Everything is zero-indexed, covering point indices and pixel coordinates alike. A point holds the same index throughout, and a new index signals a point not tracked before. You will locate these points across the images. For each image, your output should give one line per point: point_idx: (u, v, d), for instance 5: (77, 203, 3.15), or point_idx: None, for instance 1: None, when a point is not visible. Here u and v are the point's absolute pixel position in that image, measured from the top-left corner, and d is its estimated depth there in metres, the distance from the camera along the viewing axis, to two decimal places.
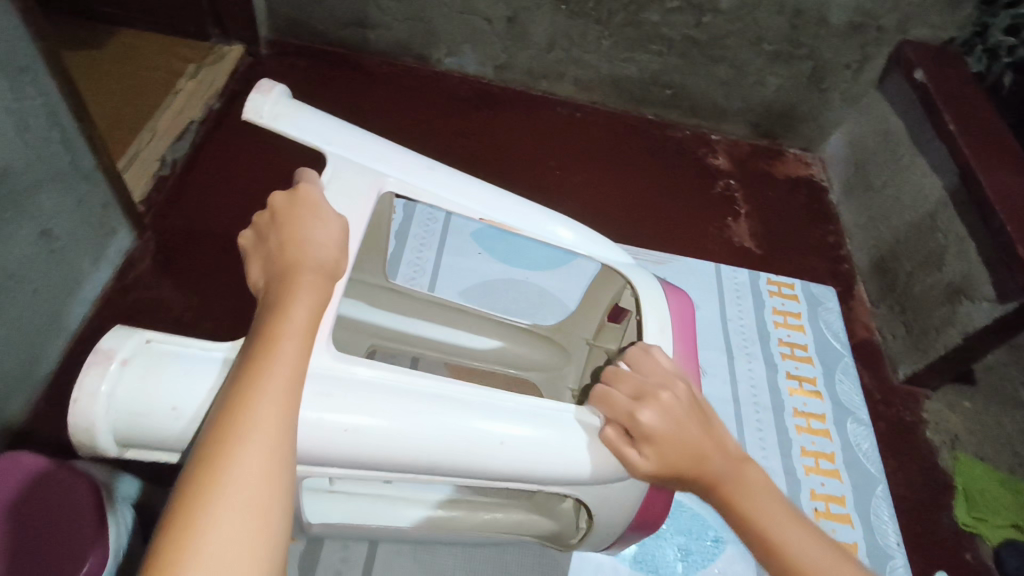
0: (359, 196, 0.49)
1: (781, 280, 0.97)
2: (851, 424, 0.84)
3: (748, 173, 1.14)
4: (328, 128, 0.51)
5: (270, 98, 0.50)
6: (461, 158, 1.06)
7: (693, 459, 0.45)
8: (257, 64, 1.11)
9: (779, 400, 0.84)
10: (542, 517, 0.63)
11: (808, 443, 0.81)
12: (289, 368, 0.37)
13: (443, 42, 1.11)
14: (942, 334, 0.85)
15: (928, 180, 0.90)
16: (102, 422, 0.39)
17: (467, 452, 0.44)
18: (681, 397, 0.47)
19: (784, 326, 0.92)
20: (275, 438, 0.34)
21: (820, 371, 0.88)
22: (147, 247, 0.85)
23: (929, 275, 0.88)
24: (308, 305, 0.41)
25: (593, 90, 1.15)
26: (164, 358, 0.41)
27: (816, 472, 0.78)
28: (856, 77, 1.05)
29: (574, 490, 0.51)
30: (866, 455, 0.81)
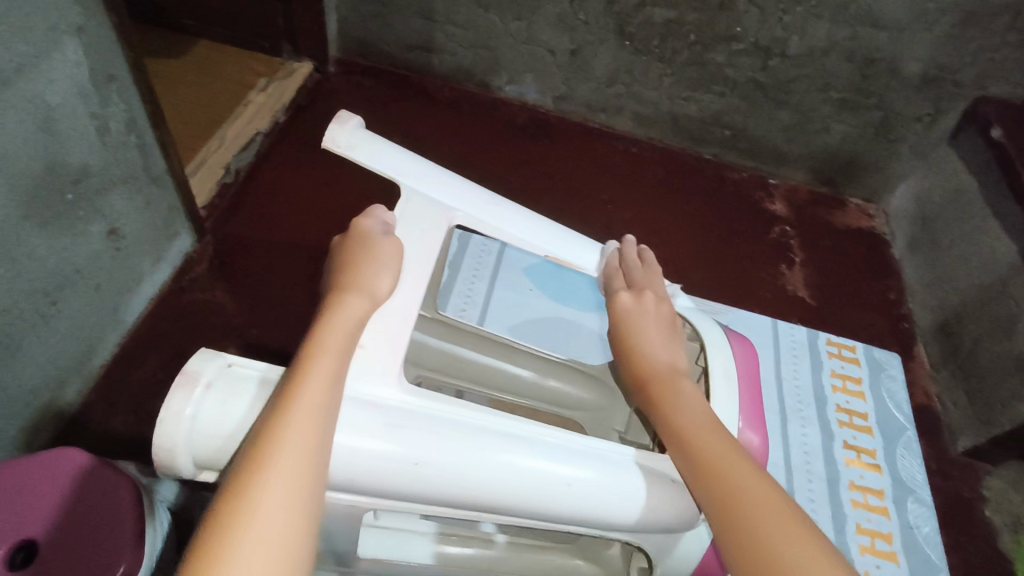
0: (427, 229, 0.50)
1: (841, 342, 0.93)
2: (912, 504, 0.80)
3: (808, 221, 1.11)
4: (399, 159, 0.52)
5: (347, 130, 0.52)
6: (514, 187, 1.06)
7: (648, 355, 0.50)
8: (323, 80, 1.14)
9: (835, 471, 0.80)
10: (589, 562, 0.62)
11: (864, 519, 0.77)
12: (320, 399, 0.37)
13: (505, 70, 1.13)
14: (1008, 407, 0.81)
15: (1001, 244, 0.85)
16: (184, 446, 0.38)
17: (526, 491, 0.41)
18: (658, 305, 0.53)
19: (843, 391, 0.88)
20: (311, 449, 0.35)
21: (881, 443, 0.84)
22: (205, 251, 0.88)
23: (997, 343, 0.83)
24: (345, 337, 0.41)
25: (652, 126, 1.14)
26: (242, 382, 0.40)
27: (872, 552, 0.75)
28: (926, 131, 1.01)
29: (635, 536, 0.50)
30: (929, 540, 0.77)
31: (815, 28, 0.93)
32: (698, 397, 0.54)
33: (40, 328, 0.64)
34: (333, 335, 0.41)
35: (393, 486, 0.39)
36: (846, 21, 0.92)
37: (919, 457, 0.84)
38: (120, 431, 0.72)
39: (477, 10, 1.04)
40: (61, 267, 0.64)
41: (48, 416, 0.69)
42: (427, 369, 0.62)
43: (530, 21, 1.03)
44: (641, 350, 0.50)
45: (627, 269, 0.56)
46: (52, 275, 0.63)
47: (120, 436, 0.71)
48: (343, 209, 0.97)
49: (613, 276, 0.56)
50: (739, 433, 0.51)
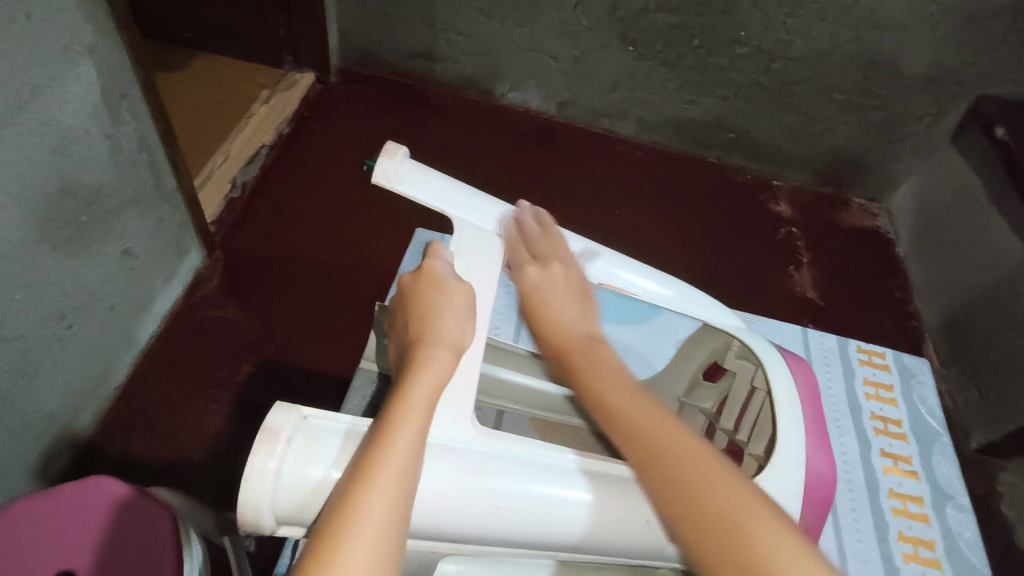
0: (486, 259, 0.48)
1: (871, 347, 0.85)
2: (952, 510, 0.71)
3: (814, 222, 1.12)
4: (447, 189, 0.50)
5: (396, 161, 0.48)
6: (522, 194, 1.07)
7: (563, 333, 0.47)
8: (326, 91, 1.14)
9: (870, 478, 0.73)
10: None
11: (904, 527, 0.69)
12: (396, 479, 0.33)
13: (508, 77, 1.12)
14: (1021, 405, 0.81)
15: (1007, 242, 0.86)
16: (270, 507, 0.34)
17: (613, 523, 0.38)
18: (568, 279, 0.49)
19: (875, 397, 0.80)
20: (388, 524, 0.32)
21: (916, 449, 0.76)
22: (215, 268, 0.87)
23: (1008, 341, 0.84)
24: (426, 402, 0.37)
25: (655, 130, 1.15)
26: (325, 432, 0.36)
27: (914, 561, 0.67)
28: (929, 129, 1.02)
29: None
30: (971, 546, 0.69)
31: (818, 30, 0.94)
32: (760, 426, 0.50)
33: (56, 352, 0.63)
34: (415, 399, 0.37)
35: (483, 532, 0.37)
36: (847, 24, 0.92)
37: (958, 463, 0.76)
38: (138, 453, 0.71)
39: (479, 18, 1.04)
40: (75, 289, 0.64)
41: (66, 440, 0.68)
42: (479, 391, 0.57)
43: (533, 29, 1.03)
44: (555, 327, 0.47)
45: (524, 235, 0.51)
46: (68, 297, 0.63)
47: (137, 457, 0.70)
48: (354, 222, 0.96)
49: (514, 246, 0.50)
50: (808, 459, 0.46)
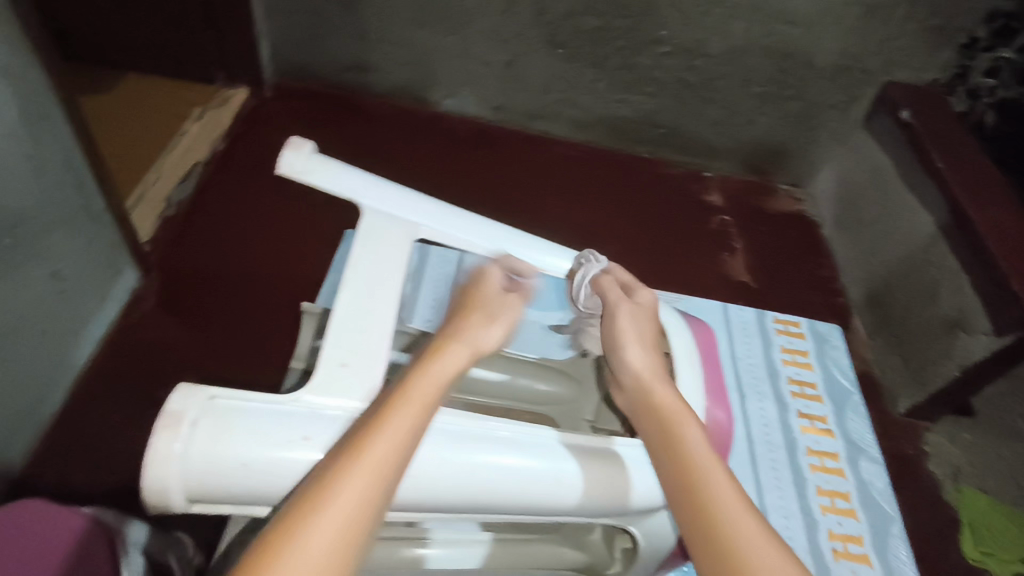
0: (390, 241, 0.50)
1: (786, 318, 0.97)
2: (865, 462, 0.83)
3: (744, 209, 1.17)
4: (356, 178, 0.53)
5: (303, 155, 0.52)
6: (462, 198, 1.08)
7: (627, 356, 0.46)
8: (259, 104, 1.13)
9: (793, 439, 0.83)
10: (575, 551, 0.59)
11: (823, 482, 0.80)
12: (358, 505, 0.33)
13: (442, 84, 1.14)
14: (939, 366, 0.87)
15: (918, 217, 0.92)
16: (177, 483, 0.36)
17: (508, 475, 0.43)
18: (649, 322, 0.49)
19: (794, 363, 0.91)
20: (336, 545, 0.31)
21: (830, 409, 0.87)
22: (152, 286, 0.86)
23: (925, 309, 0.90)
24: (415, 423, 0.37)
25: (589, 129, 1.18)
26: (233, 411, 0.38)
27: (832, 511, 0.78)
28: (843, 116, 1.09)
29: (620, 520, 0.51)
30: (882, 494, 0.81)
31: (734, 27, 0.99)
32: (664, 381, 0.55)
33: None
34: (399, 415, 0.37)
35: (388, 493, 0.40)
36: (760, 19, 0.97)
37: (868, 419, 0.88)
38: (78, 479, 0.69)
39: (410, 27, 1.05)
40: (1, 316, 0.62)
41: None
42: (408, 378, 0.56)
43: (464, 36, 1.05)
44: (624, 352, 0.47)
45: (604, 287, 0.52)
46: None
47: (78, 484, 0.68)
48: (292, 234, 0.96)
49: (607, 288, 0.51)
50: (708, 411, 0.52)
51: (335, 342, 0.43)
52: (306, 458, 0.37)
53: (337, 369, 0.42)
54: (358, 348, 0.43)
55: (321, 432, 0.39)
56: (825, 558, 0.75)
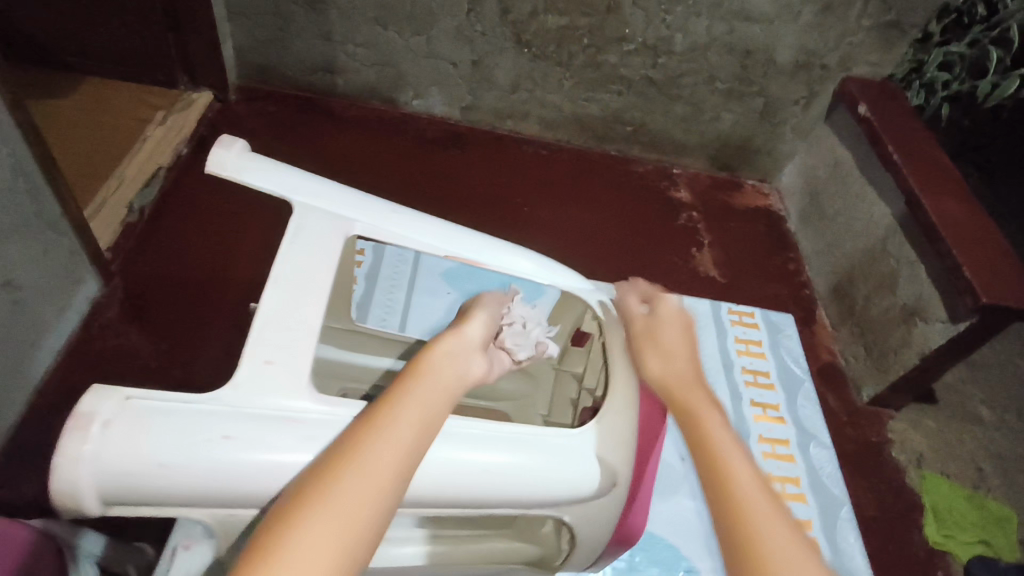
0: (325, 238, 0.51)
1: (741, 309, 0.98)
2: (815, 448, 0.85)
3: (711, 204, 1.18)
4: (288, 176, 0.54)
5: (231, 153, 0.53)
6: (430, 198, 1.08)
7: (665, 364, 0.54)
8: (225, 108, 1.12)
9: (745, 428, 0.85)
10: (526, 544, 0.62)
11: (774, 468, 0.81)
12: (401, 452, 0.39)
13: (410, 85, 1.14)
14: (899, 355, 0.88)
15: (877, 209, 0.94)
16: (87, 485, 0.37)
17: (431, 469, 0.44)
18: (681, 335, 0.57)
19: (747, 353, 0.93)
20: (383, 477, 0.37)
21: (782, 397, 0.89)
22: (114, 294, 0.84)
23: (884, 298, 0.91)
24: (434, 400, 0.43)
25: (558, 128, 1.19)
26: (149, 412, 0.39)
27: (784, 496, 0.79)
28: (805, 112, 1.11)
29: (557, 510, 0.52)
30: (831, 478, 0.82)
31: (696, 25, 1.00)
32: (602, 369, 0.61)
33: None
34: (425, 386, 0.43)
35: None
36: (721, 17, 0.99)
37: (819, 406, 0.90)
38: (35, 493, 0.67)
39: (375, 28, 1.05)
40: None
41: None
42: (347, 381, 0.67)
43: (429, 36, 1.05)
44: (660, 360, 0.55)
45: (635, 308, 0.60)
46: None
47: (36, 498, 0.67)
48: (253, 237, 0.95)
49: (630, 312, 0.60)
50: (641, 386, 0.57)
51: (259, 339, 0.45)
52: (226, 455, 0.39)
53: (261, 366, 0.43)
54: (285, 344, 0.45)
55: (242, 430, 0.40)
56: None
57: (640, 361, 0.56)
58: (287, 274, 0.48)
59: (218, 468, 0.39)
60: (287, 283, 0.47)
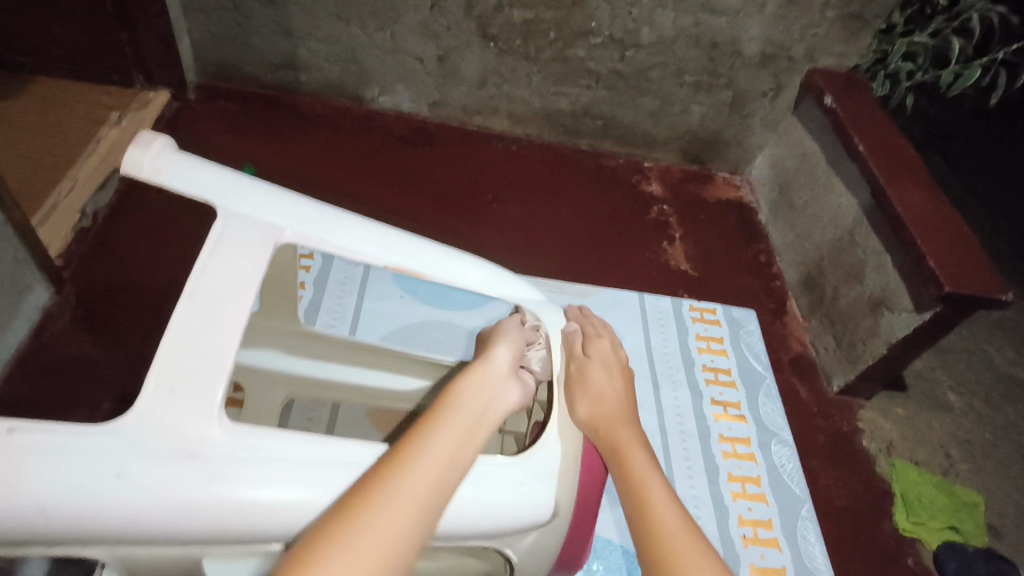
0: (252, 247, 0.49)
1: (702, 306, 1.00)
2: (775, 446, 0.85)
3: (681, 198, 1.18)
4: (210, 179, 0.52)
5: (148, 153, 0.51)
6: (397, 197, 1.06)
7: (602, 402, 0.58)
8: (185, 108, 1.09)
9: (705, 427, 0.85)
10: (477, 559, 0.60)
11: (734, 468, 0.81)
12: (423, 496, 0.42)
13: (375, 82, 1.11)
14: (868, 345, 0.89)
15: (844, 200, 0.94)
16: None
17: None
18: (613, 372, 0.60)
19: (708, 351, 0.94)
20: (403, 524, 0.40)
21: (743, 394, 0.90)
22: (66, 303, 0.81)
23: (852, 289, 0.92)
24: (465, 433, 0.46)
25: (528, 123, 1.17)
26: (33, 449, 0.37)
27: (743, 496, 0.79)
28: (773, 103, 1.11)
29: (493, 541, 0.50)
30: (791, 476, 0.82)
31: (662, 17, 0.99)
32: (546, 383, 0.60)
33: None
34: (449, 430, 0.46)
35: (222, 531, 0.40)
36: (687, 9, 0.98)
37: (779, 403, 0.91)
38: None
39: (338, 24, 1.02)
40: None
41: None
42: (296, 390, 0.70)
43: (393, 31, 1.03)
44: (598, 397, 0.58)
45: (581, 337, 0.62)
46: None
47: None
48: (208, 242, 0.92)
49: (573, 342, 0.61)
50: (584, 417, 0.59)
51: (168, 362, 0.42)
52: (120, 496, 0.37)
53: (165, 396, 0.41)
54: (195, 369, 0.43)
55: (139, 467, 0.38)
56: (735, 544, 0.75)
57: (568, 403, 0.56)
58: (201, 294, 0.46)
59: (109, 510, 0.37)
60: (199, 305, 0.45)
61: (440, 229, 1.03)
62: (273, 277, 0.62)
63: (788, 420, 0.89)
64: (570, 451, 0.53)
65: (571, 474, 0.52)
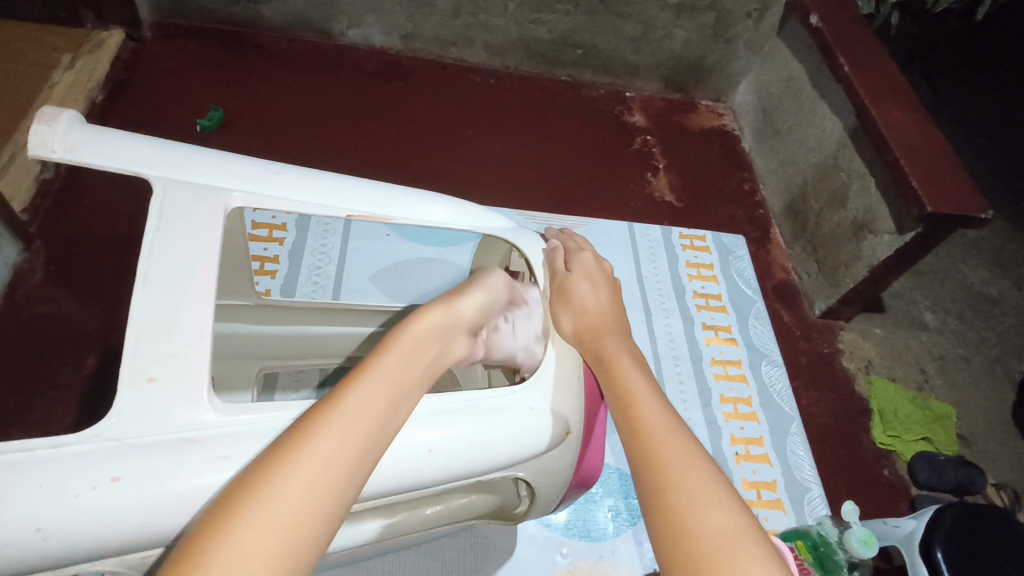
0: (202, 218, 0.45)
1: (692, 234, 1.00)
2: (766, 366, 0.87)
3: (665, 127, 1.16)
4: (140, 151, 0.47)
5: (57, 131, 0.45)
6: (374, 135, 1.02)
7: (585, 313, 0.56)
8: (142, 49, 1.03)
9: (697, 351, 0.86)
10: (482, 495, 0.60)
11: (726, 390, 0.84)
12: (313, 484, 0.35)
13: (343, 14, 1.06)
14: (850, 268, 0.90)
15: (829, 123, 0.93)
16: None
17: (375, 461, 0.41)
18: (599, 285, 0.59)
19: (698, 278, 0.94)
20: (290, 521, 0.33)
21: (734, 318, 0.91)
22: (37, 259, 0.79)
23: (835, 215, 0.92)
24: (363, 416, 0.38)
25: (505, 54, 1.13)
26: (6, 470, 0.33)
27: (736, 417, 0.81)
28: (757, 25, 1.07)
29: (509, 471, 0.50)
30: (781, 395, 0.85)
31: None
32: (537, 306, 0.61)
33: None
34: (356, 402, 0.39)
35: None
36: None
37: (769, 324, 0.93)
38: None
39: None
40: None
41: None
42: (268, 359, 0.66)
43: None
44: (580, 308, 0.56)
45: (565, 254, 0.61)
46: None
47: None
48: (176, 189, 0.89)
49: (555, 258, 0.60)
50: None
51: (137, 353, 0.38)
52: (118, 500, 0.34)
53: (144, 386, 0.37)
54: (177, 298, 0.40)
55: (136, 469, 0.35)
56: (728, 461, 0.77)
57: (552, 318, 0.56)
58: (173, 225, 0.44)
59: (117, 513, 0.34)
60: (173, 228, 0.43)
61: (420, 169, 1.00)
62: (228, 252, 0.59)
63: (776, 340, 0.91)
64: (566, 369, 0.52)
65: (578, 398, 0.52)
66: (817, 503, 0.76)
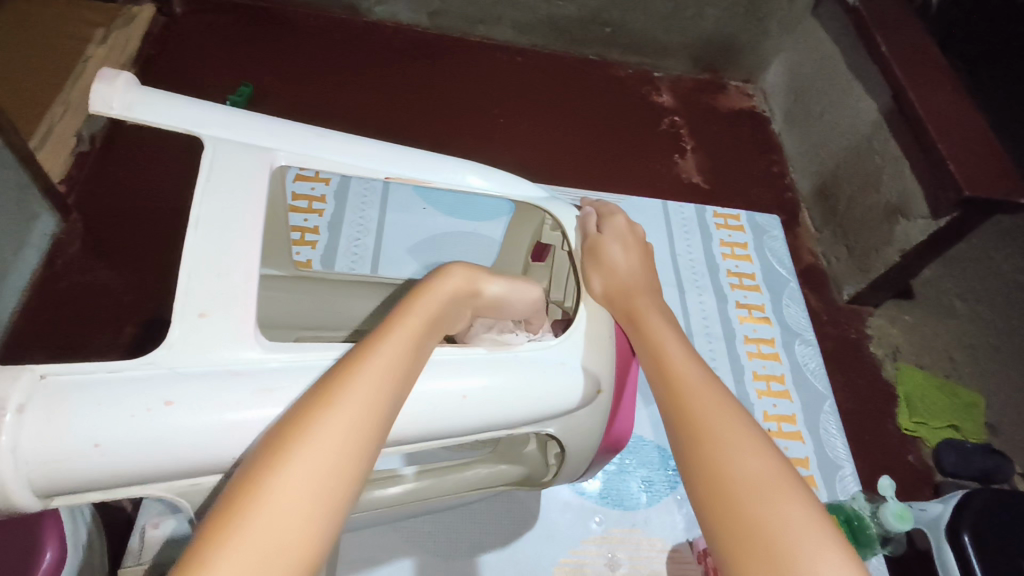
0: (247, 174, 0.45)
1: (726, 213, 0.99)
2: (799, 346, 0.87)
3: (694, 106, 1.15)
4: (190, 111, 0.48)
5: (117, 87, 0.46)
6: (402, 112, 1.02)
7: (615, 273, 0.55)
8: (172, 23, 1.04)
9: (730, 329, 0.86)
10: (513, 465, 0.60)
11: (759, 367, 0.83)
12: (344, 440, 0.33)
13: None
14: (881, 253, 0.89)
15: (864, 104, 0.91)
16: (16, 480, 0.32)
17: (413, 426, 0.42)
18: (632, 245, 0.58)
19: (732, 257, 0.94)
20: (323, 481, 0.31)
21: (768, 298, 0.91)
22: (73, 230, 0.81)
23: (867, 199, 0.91)
24: (387, 371, 0.37)
25: (533, 32, 1.12)
26: (69, 389, 0.34)
27: (768, 395, 0.81)
28: (791, 4, 1.05)
29: (539, 425, 0.51)
30: (815, 374, 0.85)
31: None
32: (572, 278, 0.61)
33: None
34: (379, 355, 0.37)
35: None
36: None
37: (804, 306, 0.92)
38: None
39: None
40: None
41: None
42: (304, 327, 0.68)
43: None
44: (609, 267, 0.55)
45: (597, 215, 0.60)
46: None
47: None
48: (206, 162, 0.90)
49: (587, 220, 0.59)
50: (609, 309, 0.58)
51: (188, 287, 0.39)
52: (170, 424, 0.35)
53: (195, 319, 0.39)
54: (226, 250, 0.41)
55: (187, 394, 0.36)
56: None
57: (583, 279, 0.56)
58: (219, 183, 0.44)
59: (164, 435, 0.35)
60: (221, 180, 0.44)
61: (447, 146, 1.00)
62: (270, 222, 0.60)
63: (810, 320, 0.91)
64: (597, 329, 0.52)
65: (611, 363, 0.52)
66: (849, 481, 0.76)
